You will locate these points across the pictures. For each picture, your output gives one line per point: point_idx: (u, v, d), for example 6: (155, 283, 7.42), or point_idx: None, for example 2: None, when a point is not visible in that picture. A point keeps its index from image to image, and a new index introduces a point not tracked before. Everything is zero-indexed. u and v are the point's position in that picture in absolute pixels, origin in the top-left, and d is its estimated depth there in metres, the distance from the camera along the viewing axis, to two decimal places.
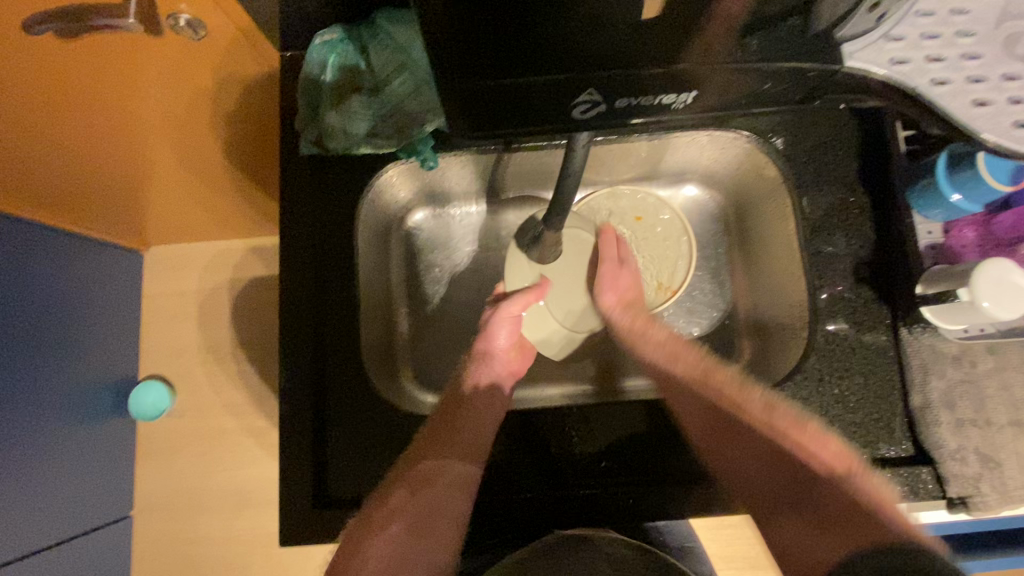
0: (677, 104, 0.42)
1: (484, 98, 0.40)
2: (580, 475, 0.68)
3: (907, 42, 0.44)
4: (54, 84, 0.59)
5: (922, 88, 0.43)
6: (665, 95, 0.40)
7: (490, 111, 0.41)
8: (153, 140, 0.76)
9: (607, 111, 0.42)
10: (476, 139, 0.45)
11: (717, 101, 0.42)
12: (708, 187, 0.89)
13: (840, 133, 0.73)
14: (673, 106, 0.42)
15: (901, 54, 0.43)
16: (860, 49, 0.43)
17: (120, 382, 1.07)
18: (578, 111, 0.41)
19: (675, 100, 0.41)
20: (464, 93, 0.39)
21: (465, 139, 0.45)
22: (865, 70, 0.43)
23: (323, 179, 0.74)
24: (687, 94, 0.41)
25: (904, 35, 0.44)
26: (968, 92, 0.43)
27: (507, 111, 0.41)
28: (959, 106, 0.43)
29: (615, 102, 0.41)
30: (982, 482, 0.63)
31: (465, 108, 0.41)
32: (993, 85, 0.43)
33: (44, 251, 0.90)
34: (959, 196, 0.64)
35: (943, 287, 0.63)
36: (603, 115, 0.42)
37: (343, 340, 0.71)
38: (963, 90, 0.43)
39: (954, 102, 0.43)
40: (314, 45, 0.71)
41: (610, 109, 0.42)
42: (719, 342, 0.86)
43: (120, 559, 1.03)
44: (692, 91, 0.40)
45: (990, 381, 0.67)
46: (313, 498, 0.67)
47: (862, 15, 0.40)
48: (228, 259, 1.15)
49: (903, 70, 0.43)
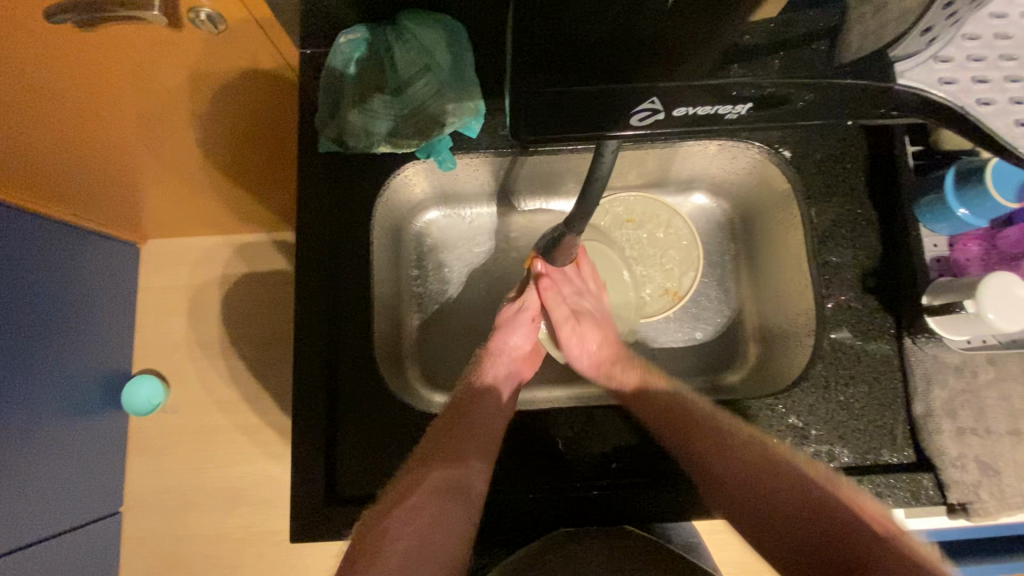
0: (730, 116, 0.43)
1: (545, 100, 0.41)
2: (589, 477, 0.69)
3: (955, 62, 0.44)
4: (71, 70, 0.59)
5: (968, 107, 0.44)
6: (720, 106, 0.42)
7: (553, 108, 0.41)
8: (163, 131, 0.76)
9: (664, 121, 0.43)
10: (535, 143, 0.43)
11: (771, 112, 0.43)
12: (716, 196, 0.90)
13: (849, 145, 0.75)
14: (728, 116, 0.42)
15: (950, 74, 0.44)
16: (910, 68, 0.43)
17: (114, 374, 1.06)
18: (636, 118, 0.42)
19: (730, 110, 0.42)
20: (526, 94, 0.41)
21: (523, 142, 0.43)
22: (918, 89, 0.43)
23: (339, 178, 0.75)
24: (743, 104, 0.42)
25: (952, 56, 0.44)
26: (1011, 113, 0.43)
27: (574, 111, 0.42)
28: (1002, 126, 0.43)
29: (673, 111, 0.42)
30: (980, 489, 0.66)
31: (526, 108, 0.42)
32: None
33: (44, 241, 0.89)
34: (965, 210, 0.66)
35: (949, 299, 0.65)
36: (660, 126, 0.43)
37: (354, 337, 0.71)
38: (1006, 111, 0.44)
39: (998, 122, 0.43)
40: (338, 43, 0.71)
41: (668, 118, 0.43)
42: (723, 347, 0.88)
43: (111, 554, 1.02)
44: (749, 100, 0.42)
45: (989, 391, 0.69)
46: (322, 495, 0.67)
47: (915, 38, 0.41)
48: (230, 253, 1.15)
49: (951, 90, 0.44)
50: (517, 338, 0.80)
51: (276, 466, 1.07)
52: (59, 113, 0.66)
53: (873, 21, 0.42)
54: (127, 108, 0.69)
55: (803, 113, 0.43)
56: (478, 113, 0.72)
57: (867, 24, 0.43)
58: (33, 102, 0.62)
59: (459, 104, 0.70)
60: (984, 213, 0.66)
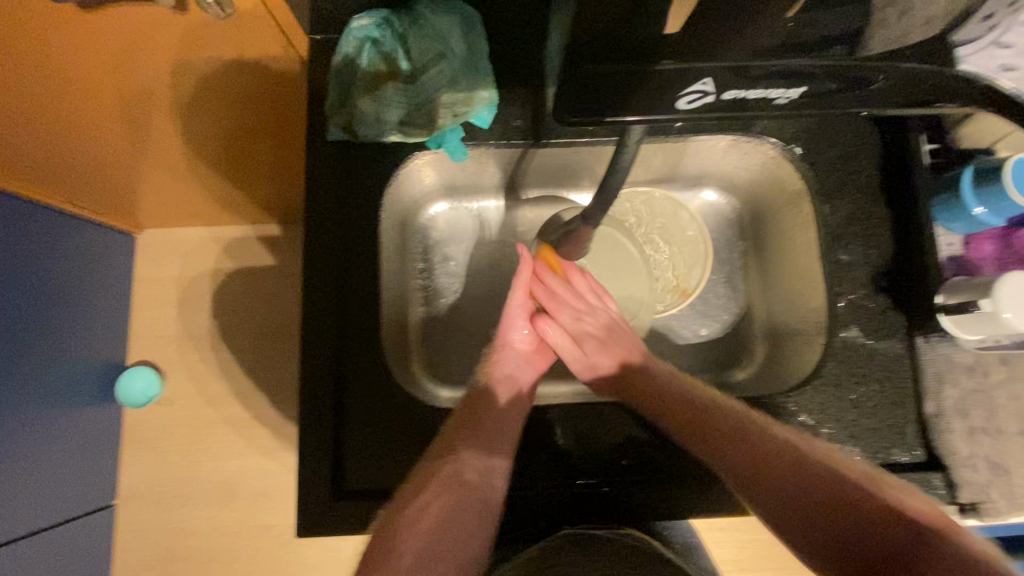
0: (779, 101, 0.44)
1: (587, 85, 0.43)
2: (596, 472, 0.68)
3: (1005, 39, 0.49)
4: (74, 53, 0.58)
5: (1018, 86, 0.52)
6: (773, 90, 0.43)
7: (594, 95, 0.43)
8: (167, 120, 0.74)
9: (713, 102, 0.44)
10: (576, 125, 0.47)
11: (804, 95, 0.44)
12: (726, 192, 0.89)
13: (862, 143, 0.75)
14: (779, 99, 0.43)
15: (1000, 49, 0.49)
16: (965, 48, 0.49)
17: (108, 366, 1.04)
18: (683, 101, 0.44)
19: (783, 94, 0.43)
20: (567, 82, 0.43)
21: (564, 123, 0.47)
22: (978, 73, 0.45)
23: (347, 167, 0.73)
24: (795, 89, 0.43)
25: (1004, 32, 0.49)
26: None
27: (625, 98, 0.43)
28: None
29: (723, 93, 0.43)
30: (991, 488, 0.66)
31: (568, 96, 0.44)
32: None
33: (44, 230, 0.87)
34: (984, 208, 0.66)
35: (966, 297, 0.65)
36: (709, 106, 0.44)
37: (362, 330, 0.70)
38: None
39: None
40: (350, 28, 0.70)
41: (716, 100, 0.44)
42: (732, 344, 0.87)
43: (103, 547, 1.00)
44: (801, 85, 0.43)
45: (1000, 391, 0.69)
46: (329, 490, 0.66)
47: (979, 22, 0.47)
48: (230, 244, 1.13)
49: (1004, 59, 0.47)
50: (520, 332, 0.80)
51: (274, 461, 1.06)
52: (61, 99, 0.64)
53: (897, 26, 0.44)
54: (132, 95, 0.67)
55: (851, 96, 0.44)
56: (490, 102, 0.72)
57: (890, 28, 0.44)
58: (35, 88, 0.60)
59: (472, 93, 0.70)
60: (1002, 212, 0.66)
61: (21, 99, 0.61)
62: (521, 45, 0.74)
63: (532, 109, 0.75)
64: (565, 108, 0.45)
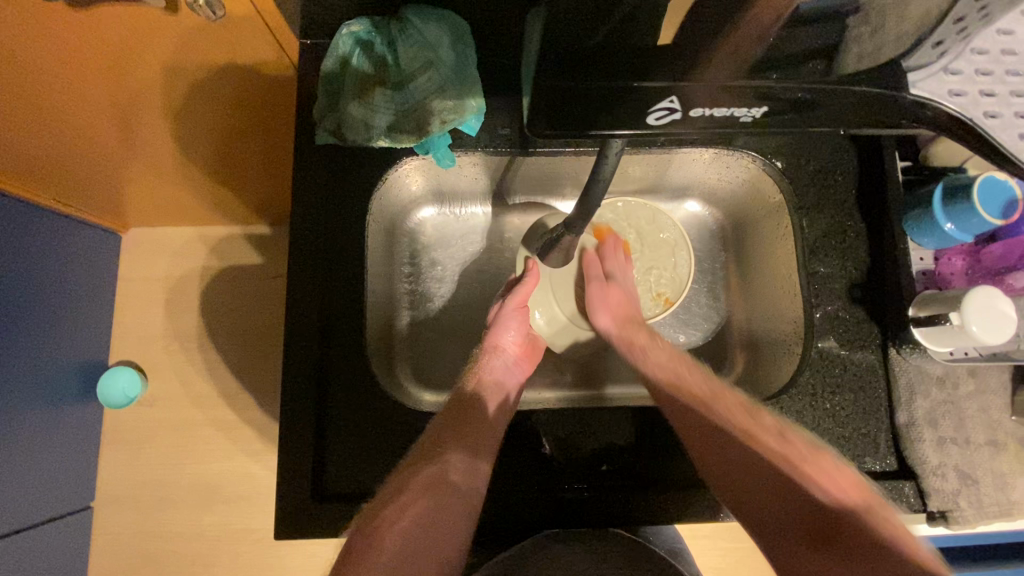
0: (745, 119, 0.46)
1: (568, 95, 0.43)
2: (576, 476, 0.69)
3: (963, 76, 0.48)
4: (65, 53, 0.58)
5: (977, 119, 0.48)
6: (736, 108, 0.45)
7: (572, 104, 0.44)
8: (158, 121, 0.74)
9: (680, 120, 0.46)
10: (552, 137, 0.47)
11: (775, 113, 0.45)
12: (709, 204, 0.91)
13: (840, 159, 0.77)
14: (742, 119, 0.46)
15: (958, 87, 0.48)
16: (921, 80, 0.47)
17: (90, 366, 1.04)
18: (652, 118, 0.45)
19: (745, 113, 0.45)
20: (549, 91, 0.43)
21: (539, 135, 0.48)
22: (927, 99, 0.46)
23: (337, 170, 0.74)
24: (758, 108, 0.45)
25: (961, 69, 0.48)
26: (980, 104, 0.48)
27: (600, 113, 0.45)
28: (977, 114, 0.48)
29: (690, 111, 0.45)
30: (960, 497, 0.67)
31: (550, 107, 0.44)
32: (972, 98, 0.48)
33: (30, 227, 0.86)
34: (952, 224, 0.68)
35: (934, 311, 0.67)
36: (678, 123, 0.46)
37: (346, 333, 0.70)
38: (976, 101, 0.48)
39: (973, 109, 0.48)
40: (341, 34, 0.70)
41: (683, 118, 0.46)
42: (713, 353, 0.88)
43: (80, 549, 0.99)
44: (764, 105, 0.45)
45: (968, 402, 0.71)
46: (311, 491, 0.66)
47: (927, 48, 0.45)
48: (215, 246, 1.13)
49: (960, 102, 0.48)
50: (510, 336, 0.80)
51: (256, 464, 1.05)
52: (51, 96, 0.64)
53: (870, 43, 0.46)
54: (124, 95, 0.67)
55: (811, 118, 0.46)
56: (478, 111, 0.73)
57: (865, 45, 0.46)
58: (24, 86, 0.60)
59: (461, 102, 0.71)
60: (969, 229, 0.68)
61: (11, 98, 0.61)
62: (509, 54, 0.76)
63: (519, 118, 0.76)
64: (543, 119, 0.45)
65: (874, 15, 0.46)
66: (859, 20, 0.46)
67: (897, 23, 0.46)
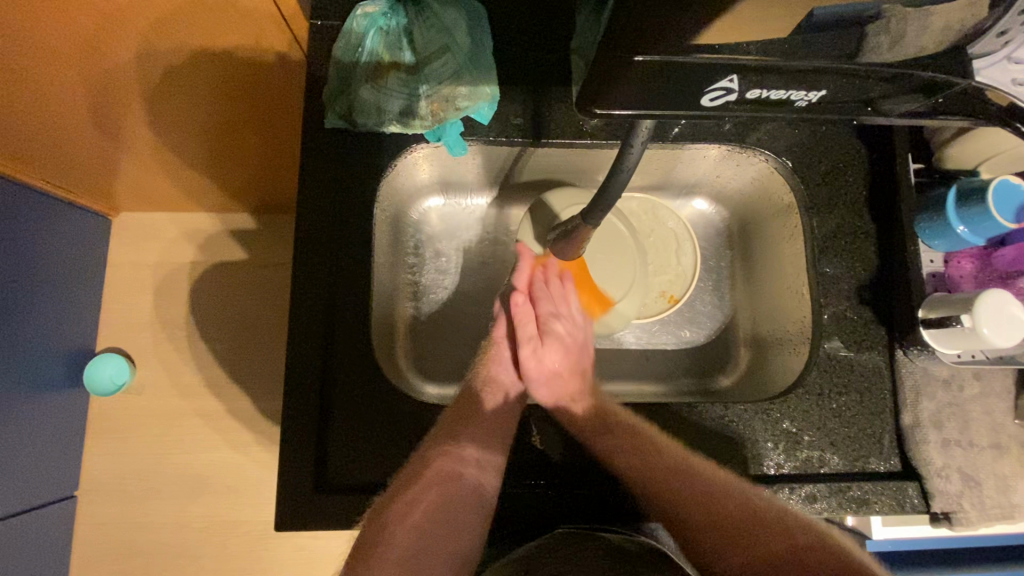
0: (801, 103, 0.46)
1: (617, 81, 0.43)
2: (584, 472, 0.68)
3: None
4: (60, 37, 0.55)
5: None
6: (793, 91, 0.45)
7: (622, 89, 0.44)
8: (157, 104, 0.71)
9: (735, 101, 0.45)
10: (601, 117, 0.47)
11: (816, 100, 0.46)
12: (717, 202, 0.91)
13: (851, 160, 0.77)
14: (800, 103, 0.46)
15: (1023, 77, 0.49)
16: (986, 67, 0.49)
17: (77, 354, 1.01)
18: (707, 99, 0.45)
19: (803, 97, 0.45)
20: (595, 78, 0.43)
21: (588, 116, 0.47)
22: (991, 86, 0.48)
23: (345, 155, 0.72)
24: (816, 91, 0.45)
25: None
26: None
27: (649, 96, 0.44)
28: None
29: (746, 92, 0.45)
30: (963, 499, 0.68)
31: (596, 87, 0.44)
32: None
33: (21, 209, 0.83)
34: (965, 227, 0.68)
35: (945, 312, 0.67)
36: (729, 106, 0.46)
37: (351, 322, 0.69)
38: None
39: None
40: (355, 15, 0.69)
41: (738, 99, 0.45)
42: (717, 351, 0.88)
43: (63, 541, 0.96)
44: (821, 88, 0.45)
45: (973, 405, 0.71)
46: (313, 483, 0.65)
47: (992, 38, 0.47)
48: (211, 232, 1.10)
49: None
50: (517, 328, 0.79)
51: (248, 456, 1.03)
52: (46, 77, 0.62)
53: (888, 53, 0.45)
54: (125, 76, 0.65)
55: (838, 106, 0.47)
56: (492, 98, 0.72)
57: (883, 55, 0.45)
58: (16, 67, 0.57)
59: (475, 88, 0.70)
60: (982, 231, 0.68)
61: (5, 80, 0.58)
62: (524, 44, 0.75)
63: (533, 109, 0.75)
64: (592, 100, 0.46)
65: (894, 22, 0.45)
66: (879, 26, 0.45)
67: (918, 32, 0.45)
